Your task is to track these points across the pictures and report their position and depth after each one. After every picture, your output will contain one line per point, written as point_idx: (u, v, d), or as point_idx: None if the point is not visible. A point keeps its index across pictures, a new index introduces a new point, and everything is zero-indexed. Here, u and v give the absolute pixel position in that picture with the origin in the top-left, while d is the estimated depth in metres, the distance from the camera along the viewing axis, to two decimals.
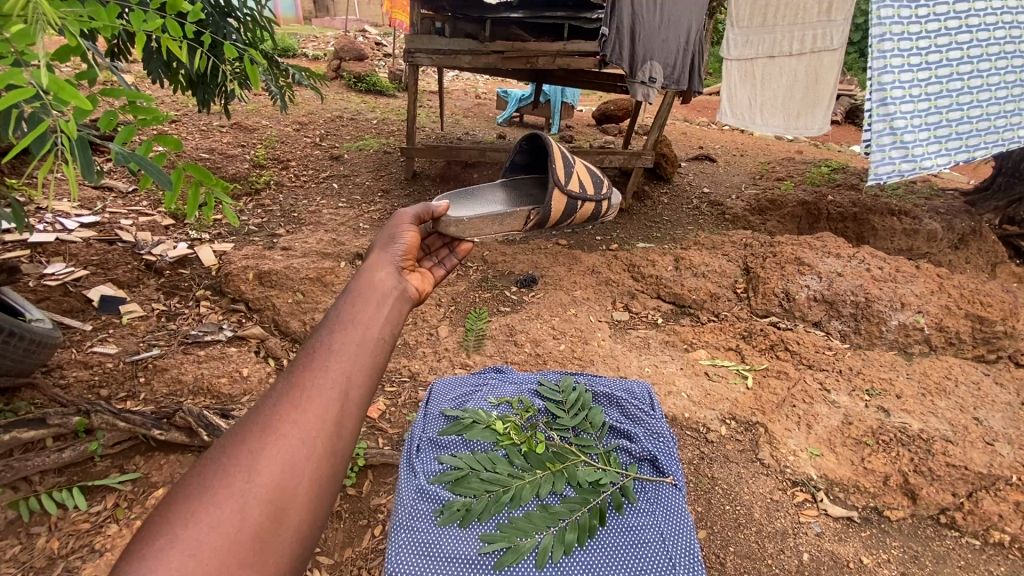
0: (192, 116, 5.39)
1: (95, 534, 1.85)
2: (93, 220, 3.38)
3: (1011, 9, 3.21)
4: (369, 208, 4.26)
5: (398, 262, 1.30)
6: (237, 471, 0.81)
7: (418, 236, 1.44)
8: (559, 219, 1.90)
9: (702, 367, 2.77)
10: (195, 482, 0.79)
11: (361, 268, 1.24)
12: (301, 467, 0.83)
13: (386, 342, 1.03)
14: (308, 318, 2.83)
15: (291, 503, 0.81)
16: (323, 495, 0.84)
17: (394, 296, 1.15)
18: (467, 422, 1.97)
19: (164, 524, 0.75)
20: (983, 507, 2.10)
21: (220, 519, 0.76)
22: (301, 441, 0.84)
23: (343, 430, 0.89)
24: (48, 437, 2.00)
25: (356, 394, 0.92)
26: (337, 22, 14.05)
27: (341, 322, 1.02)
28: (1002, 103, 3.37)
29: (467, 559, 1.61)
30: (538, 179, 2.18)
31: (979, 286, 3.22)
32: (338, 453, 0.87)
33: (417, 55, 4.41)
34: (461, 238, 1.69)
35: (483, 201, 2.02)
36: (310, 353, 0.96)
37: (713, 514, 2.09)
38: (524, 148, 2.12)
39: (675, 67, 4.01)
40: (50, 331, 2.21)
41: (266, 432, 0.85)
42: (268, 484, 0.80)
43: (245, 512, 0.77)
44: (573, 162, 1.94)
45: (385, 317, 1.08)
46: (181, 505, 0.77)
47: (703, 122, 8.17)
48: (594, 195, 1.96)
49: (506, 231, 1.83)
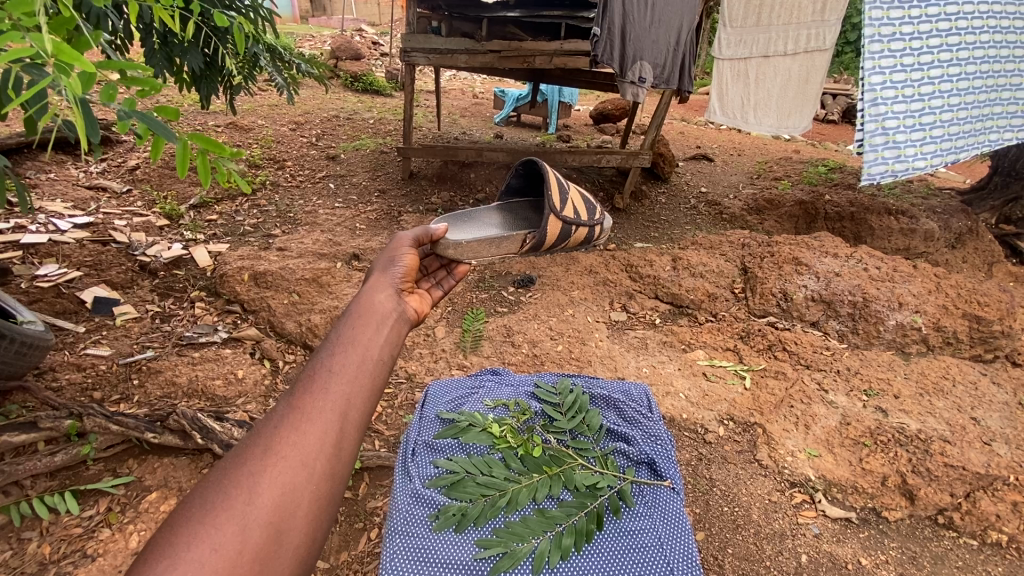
0: (188, 116, 5.37)
1: (87, 539, 1.83)
2: (87, 221, 3.35)
3: (993, 14, 3.26)
4: (365, 209, 4.24)
5: (397, 283, 1.30)
6: (238, 492, 0.79)
7: (417, 257, 1.43)
8: (554, 243, 1.88)
9: (700, 368, 2.76)
10: (195, 505, 0.78)
11: (361, 290, 1.23)
12: (301, 489, 0.82)
13: (385, 363, 1.03)
14: (304, 319, 2.81)
15: (291, 525, 0.80)
16: (321, 516, 0.83)
17: (393, 318, 1.14)
18: (462, 425, 1.95)
19: (167, 547, 0.73)
20: (981, 507, 2.09)
21: (221, 540, 0.74)
22: (301, 464, 0.84)
23: (341, 452, 0.88)
24: (40, 440, 1.99)
25: (355, 415, 0.92)
26: (335, 22, 14.20)
27: (341, 343, 1.01)
28: (986, 106, 3.46)
29: (462, 563, 1.59)
30: (534, 203, 2.15)
31: (976, 286, 3.22)
32: (338, 473, 0.87)
33: (413, 54, 4.39)
34: (460, 260, 1.70)
35: (478, 224, 2.01)
36: (310, 374, 0.95)
37: (711, 515, 2.08)
38: (521, 171, 2.09)
39: (665, 67, 3.98)
40: (42, 333, 2.18)
41: (268, 453, 0.84)
42: (269, 507, 0.79)
43: (246, 533, 0.76)
44: (567, 188, 1.91)
45: (385, 338, 1.08)
46: (183, 528, 0.75)
47: (700, 122, 8.18)
48: (587, 220, 1.93)
49: (501, 254, 1.81)
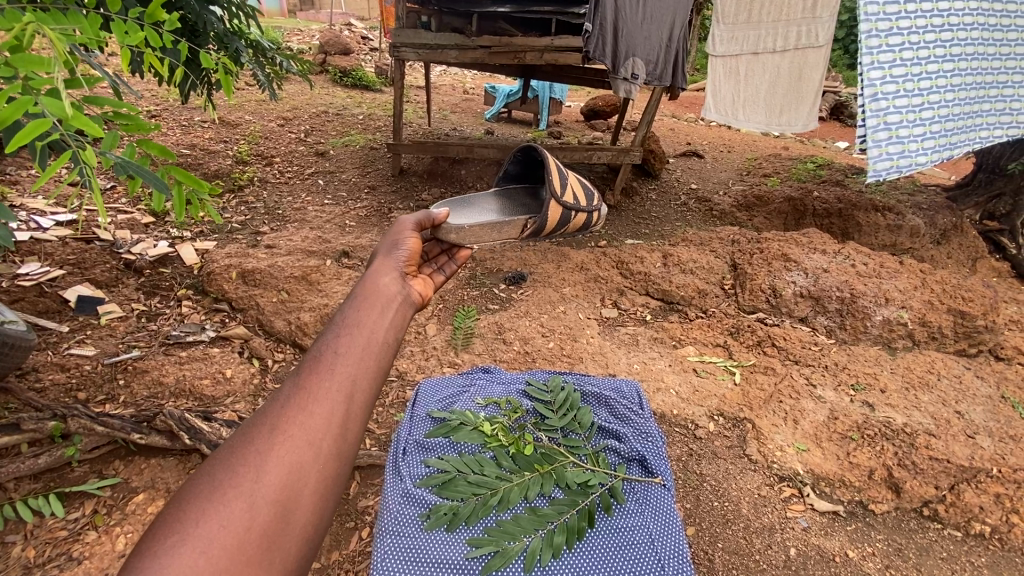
0: (173, 111, 5.30)
1: (73, 542, 1.80)
2: (70, 219, 3.28)
3: (983, 10, 3.30)
4: (355, 206, 4.20)
5: (402, 267, 1.28)
6: (246, 470, 0.79)
7: (420, 241, 1.41)
8: (554, 228, 1.88)
9: (690, 363, 2.78)
10: (204, 482, 0.78)
11: (366, 273, 1.21)
12: (307, 468, 0.82)
13: (390, 346, 1.01)
14: (293, 318, 2.78)
15: (298, 504, 0.80)
16: (328, 496, 0.83)
17: (398, 300, 1.12)
18: (454, 424, 1.95)
19: (176, 523, 0.73)
20: (965, 499, 2.13)
21: (229, 517, 0.75)
22: (307, 444, 0.83)
23: (347, 433, 0.87)
24: (23, 442, 1.95)
25: (361, 397, 0.91)
26: (323, 16, 14.09)
27: (346, 325, 1.00)
28: (978, 102, 3.50)
29: (453, 563, 1.59)
30: (531, 190, 2.16)
31: (960, 282, 3.27)
32: (344, 453, 0.86)
33: (403, 49, 4.35)
34: (461, 245, 1.67)
35: (478, 210, 2.00)
36: (316, 355, 0.94)
37: (701, 510, 2.09)
38: (519, 158, 2.09)
39: (657, 63, 3.97)
40: (24, 333, 2.13)
41: (274, 434, 0.83)
42: (276, 486, 0.79)
43: (254, 511, 0.76)
44: (567, 174, 1.91)
45: (390, 321, 1.06)
46: (192, 505, 0.75)
47: (690, 118, 8.21)
48: (586, 206, 1.93)
49: (503, 240, 1.78)
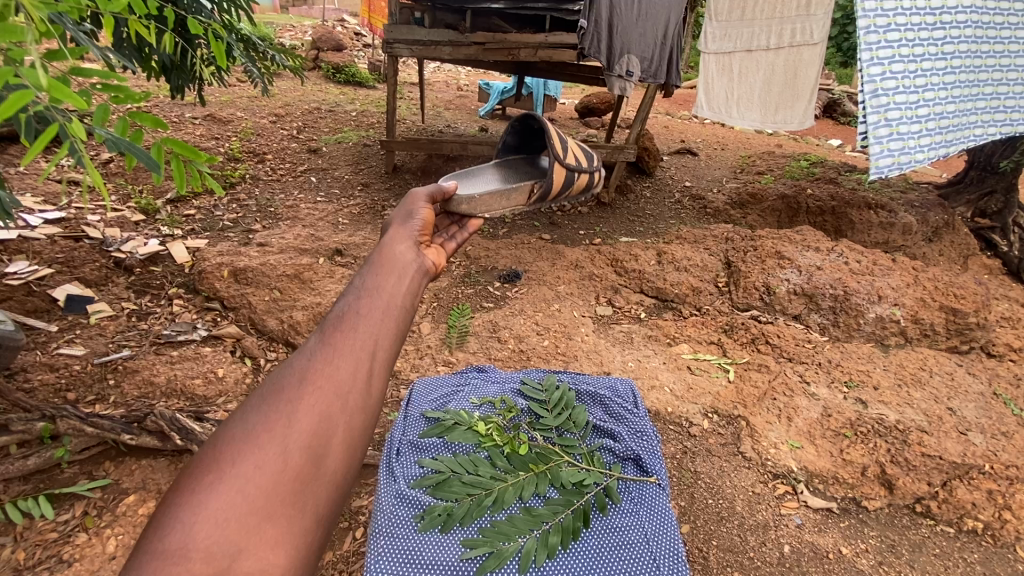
0: (164, 108, 5.24)
1: (63, 544, 1.78)
2: (59, 216, 3.24)
3: (975, 8, 3.32)
4: (348, 204, 4.18)
5: (415, 236, 1.26)
6: (277, 417, 0.78)
7: (434, 213, 1.39)
8: (559, 191, 1.90)
9: (684, 361, 2.78)
10: (235, 428, 0.77)
11: (381, 241, 1.19)
12: (336, 418, 0.81)
13: (410, 308, 1.00)
14: (286, 316, 2.76)
15: (329, 450, 0.78)
16: (357, 447, 0.81)
17: (415, 266, 1.11)
18: (448, 424, 1.94)
19: (211, 464, 0.73)
20: (957, 496, 2.14)
21: (263, 460, 0.74)
22: (335, 394, 0.82)
23: (373, 387, 0.86)
24: (13, 444, 1.93)
25: (384, 353, 0.89)
26: (316, 12, 13.99)
27: (366, 288, 0.98)
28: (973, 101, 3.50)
29: (448, 564, 1.58)
30: (529, 160, 2.16)
31: (952, 279, 3.28)
32: (371, 407, 0.85)
33: (396, 46, 4.36)
34: (473, 215, 1.63)
35: (482, 179, 1.99)
36: (339, 313, 0.93)
37: (695, 508, 2.09)
38: (517, 127, 2.10)
39: (652, 61, 3.96)
40: (11, 333, 2.10)
41: (302, 385, 0.82)
42: (307, 432, 0.78)
43: (286, 455, 0.75)
44: (567, 138, 1.95)
45: (408, 285, 1.04)
46: (226, 447, 0.74)
47: (684, 116, 8.21)
48: (588, 166, 1.99)
49: (512, 206, 1.78)
